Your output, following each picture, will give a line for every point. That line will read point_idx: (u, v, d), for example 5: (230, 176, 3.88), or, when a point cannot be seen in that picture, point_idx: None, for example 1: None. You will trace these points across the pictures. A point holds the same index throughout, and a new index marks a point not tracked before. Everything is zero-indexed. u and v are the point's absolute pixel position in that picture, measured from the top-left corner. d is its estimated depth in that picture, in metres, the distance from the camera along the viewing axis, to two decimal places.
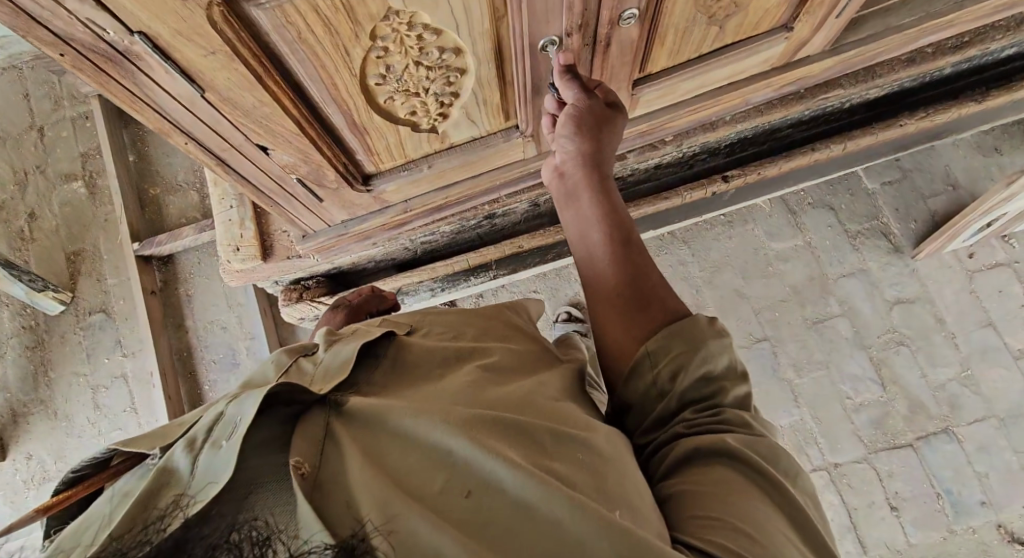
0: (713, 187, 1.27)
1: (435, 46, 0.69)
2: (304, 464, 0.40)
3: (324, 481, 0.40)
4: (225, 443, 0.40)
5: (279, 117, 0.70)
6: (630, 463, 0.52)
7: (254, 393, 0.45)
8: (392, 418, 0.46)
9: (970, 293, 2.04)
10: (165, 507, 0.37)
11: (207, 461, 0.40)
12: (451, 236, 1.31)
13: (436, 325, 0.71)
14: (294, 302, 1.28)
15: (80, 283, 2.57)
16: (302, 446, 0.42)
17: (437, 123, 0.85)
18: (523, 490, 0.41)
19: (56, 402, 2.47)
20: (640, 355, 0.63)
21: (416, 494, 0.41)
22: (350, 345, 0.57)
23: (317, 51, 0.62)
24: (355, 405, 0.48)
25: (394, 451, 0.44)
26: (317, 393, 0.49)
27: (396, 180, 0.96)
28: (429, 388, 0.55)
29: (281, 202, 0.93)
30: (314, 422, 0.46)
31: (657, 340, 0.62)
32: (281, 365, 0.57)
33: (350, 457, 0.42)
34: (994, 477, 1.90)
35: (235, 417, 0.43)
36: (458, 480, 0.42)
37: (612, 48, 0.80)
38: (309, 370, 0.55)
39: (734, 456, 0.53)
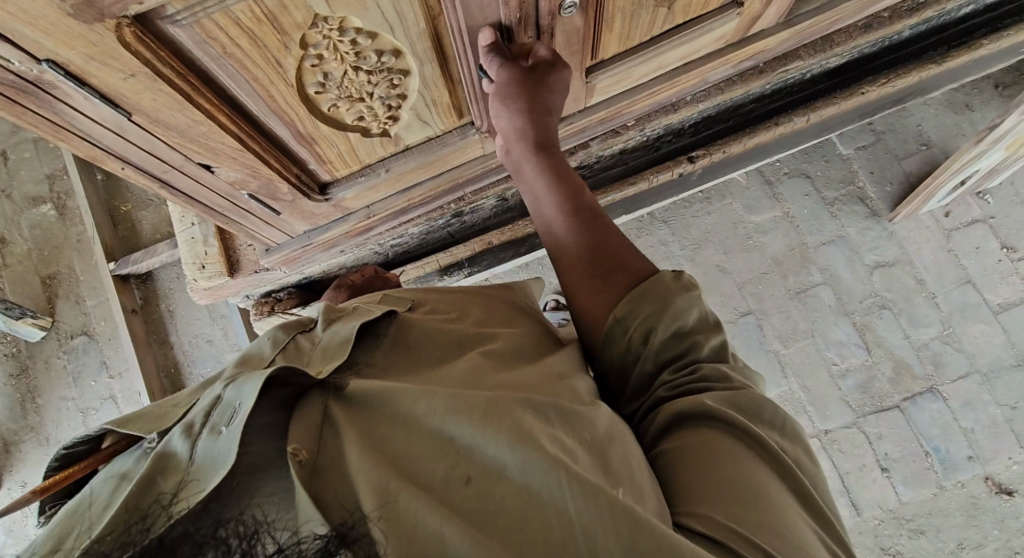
0: (681, 168, 1.26)
1: (373, 50, 0.67)
2: (302, 451, 0.40)
3: (323, 468, 0.40)
4: (224, 430, 0.39)
5: (217, 134, 0.68)
6: (626, 434, 0.53)
7: (254, 377, 0.42)
8: (396, 402, 0.47)
9: (949, 252, 2.06)
10: (161, 495, 0.36)
11: (206, 447, 0.38)
12: (421, 237, 1.30)
13: (439, 304, 0.70)
14: (266, 315, 1.26)
15: (58, 306, 2.53)
16: (300, 432, 0.41)
17: (387, 125, 0.83)
18: (526, 476, 0.42)
19: (46, 428, 2.45)
20: (611, 322, 0.64)
21: (417, 480, 0.41)
22: (350, 324, 0.57)
23: (247, 64, 0.60)
24: (354, 386, 0.48)
25: (397, 436, 0.44)
26: (315, 376, 0.48)
27: (354, 187, 0.95)
28: (433, 373, 0.55)
29: (236, 219, 0.92)
30: (310, 409, 0.45)
31: (624, 305, 0.64)
32: (277, 342, 0.56)
33: (351, 443, 0.42)
34: (980, 431, 1.93)
35: (233, 402, 0.41)
36: (460, 466, 0.42)
37: (559, 38, 0.78)
38: (307, 350, 0.54)
39: (717, 414, 0.53)
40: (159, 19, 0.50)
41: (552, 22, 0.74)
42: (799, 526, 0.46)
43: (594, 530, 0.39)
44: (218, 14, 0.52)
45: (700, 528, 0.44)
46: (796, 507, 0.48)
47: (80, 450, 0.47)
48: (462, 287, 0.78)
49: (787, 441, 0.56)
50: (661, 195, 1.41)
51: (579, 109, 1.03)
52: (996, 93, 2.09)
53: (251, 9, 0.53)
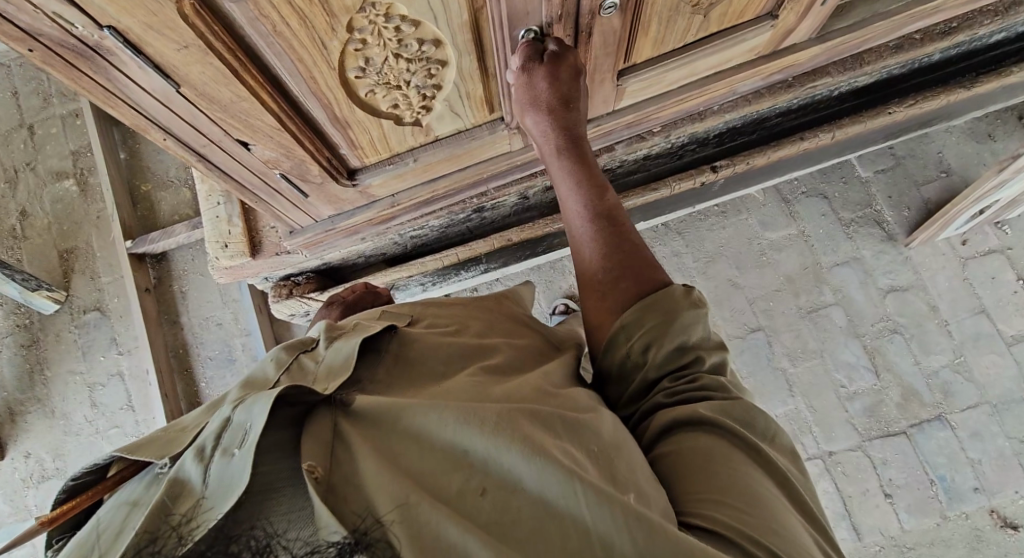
0: (702, 178, 1.26)
1: (414, 38, 0.68)
2: (317, 468, 0.41)
3: (337, 483, 0.42)
4: (236, 453, 0.41)
5: (257, 112, 0.69)
6: (631, 442, 0.53)
7: (264, 398, 0.44)
8: (406, 418, 0.47)
9: (963, 281, 2.05)
10: (175, 521, 0.38)
11: (218, 471, 0.41)
12: (440, 230, 1.30)
13: (439, 319, 0.71)
14: (285, 298, 1.27)
15: (73, 281, 2.56)
16: (312, 449, 0.43)
17: (420, 115, 0.85)
18: (540, 485, 0.42)
19: (53, 401, 2.47)
20: (617, 328, 0.64)
21: (433, 492, 0.42)
22: (351, 341, 0.57)
23: (291, 44, 0.61)
24: (362, 404, 0.48)
25: (409, 448, 0.45)
26: (322, 392, 0.49)
27: (382, 173, 0.96)
28: (440, 390, 0.55)
29: (264, 198, 0.93)
30: (321, 425, 0.46)
31: (631, 313, 0.63)
32: (281, 363, 0.57)
33: (365, 455, 0.44)
34: (987, 463, 1.91)
35: (243, 425, 0.43)
36: (474, 477, 0.43)
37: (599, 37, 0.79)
38: (312, 369, 0.55)
39: (718, 423, 0.53)
40: None
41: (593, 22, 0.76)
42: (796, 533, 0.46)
43: (610, 534, 0.40)
44: None
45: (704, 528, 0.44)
46: (792, 510, 0.49)
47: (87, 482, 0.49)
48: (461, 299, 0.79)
49: (778, 452, 0.56)
50: (678, 204, 1.42)
51: (605, 112, 1.04)
52: (1020, 124, 2.08)
53: None
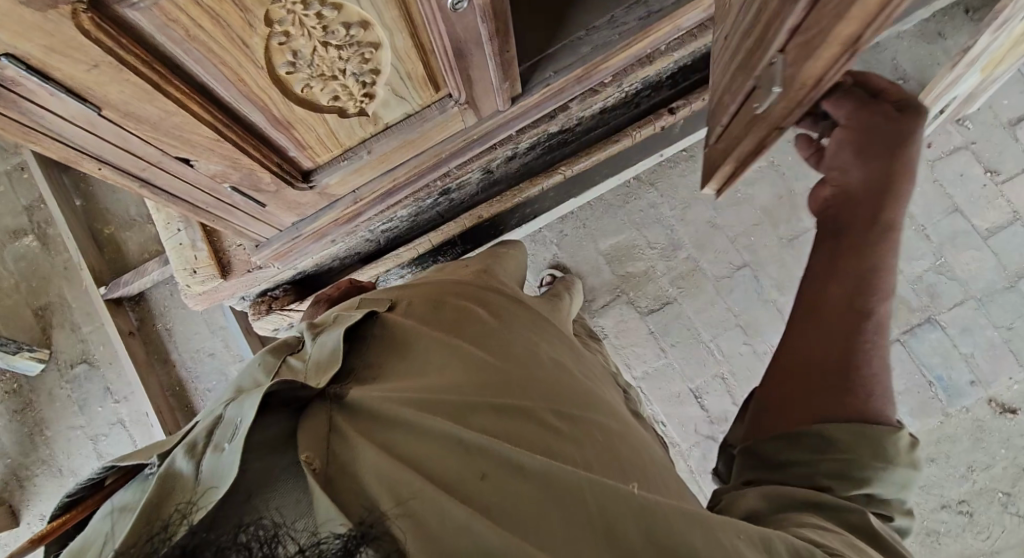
0: (662, 121, 1.23)
1: (339, 23, 0.67)
2: (314, 460, 0.44)
3: (334, 476, 0.44)
4: (227, 447, 0.42)
5: (191, 125, 0.67)
6: (615, 434, 0.64)
7: (251, 398, 0.46)
8: (394, 411, 0.52)
9: (934, 182, 2.07)
10: (173, 514, 0.39)
11: (209, 466, 0.42)
12: (411, 222, 1.27)
13: (414, 298, 0.80)
14: (265, 314, 1.22)
15: (54, 337, 2.51)
16: (309, 441, 0.46)
17: (364, 104, 0.83)
18: (533, 466, 0.49)
19: (58, 459, 2.44)
20: (816, 429, 0.58)
21: (424, 474, 0.46)
22: (334, 334, 0.62)
23: (211, 47, 0.59)
24: (355, 400, 0.52)
25: (396, 435, 0.50)
26: (315, 387, 0.52)
27: (338, 170, 0.94)
28: (424, 380, 0.60)
29: (223, 216, 0.90)
30: (316, 419, 0.49)
31: (847, 431, 0.57)
32: (267, 364, 0.58)
33: (360, 445, 0.47)
34: (980, 356, 1.96)
35: (233, 421, 0.45)
36: (466, 461, 0.48)
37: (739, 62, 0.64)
38: (300, 366, 0.58)
39: (836, 501, 0.54)
40: (117, 2, 0.49)
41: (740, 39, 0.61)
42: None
43: (601, 506, 0.47)
44: None
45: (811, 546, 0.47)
46: None
47: (80, 494, 0.48)
48: (435, 279, 0.88)
49: None
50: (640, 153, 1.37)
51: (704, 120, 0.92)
52: (968, 18, 2.09)
53: None
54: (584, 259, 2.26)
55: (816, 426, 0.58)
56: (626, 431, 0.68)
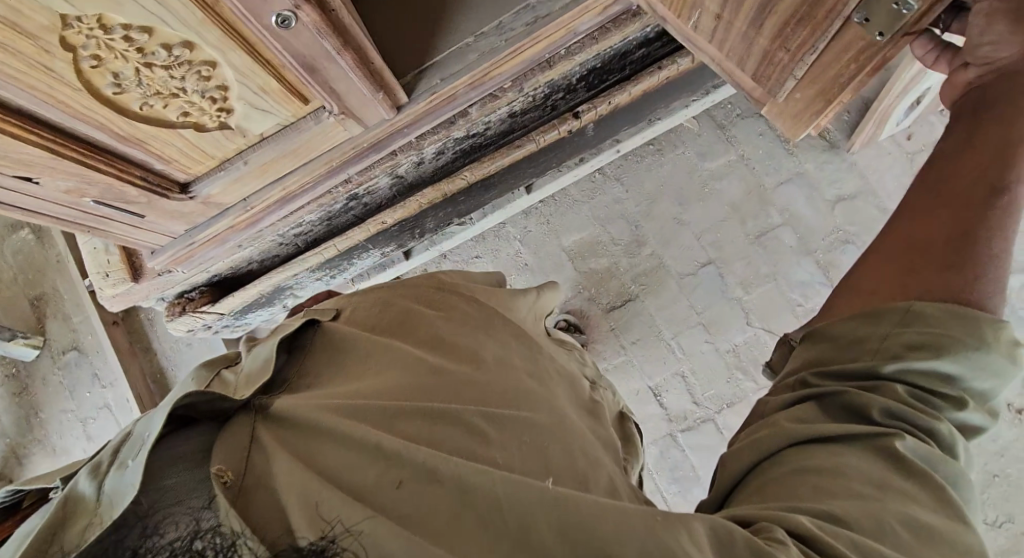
0: (567, 126, 1.20)
1: (157, 45, 0.67)
2: (227, 472, 0.46)
3: (249, 484, 0.46)
4: (130, 463, 0.45)
5: (18, 145, 0.69)
6: (570, 427, 0.64)
7: (159, 413, 0.50)
8: (321, 425, 0.53)
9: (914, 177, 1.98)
10: (79, 533, 0.42)
11: (114, 480, 0.44)
12: (326, 225, 1.28)
13: (359, 305, 0.82)
14: (179, 315, 1.26)
15: (48, 325, 2.64)
16: (223, 454, 0.48)
17: (224, 119, 0.85)
18: (462, 470, 0.48)
19: (51, 440, 2.58)
20: (898, 307, 0.56)
21: (353, 489, 0.46)
22: (265, 350, 0.64)
23: (12, 73, 0.61)
24: (279, 409, 0.55)
25: (325, 449, 0.50)
26: (238, 398, 0.54)
27: (216, 182, 0.96)
28: (361, 388, 0.62)
29: (101, 227, 0.93)
30: (238, 431, 0.51)
31: (931, 307, 0.55)
32: (197, 378, 0.61)
33: (281, 456, 0.49)
34: None
35: (140, 438, 0.49)
36: (391, 471, 0.48)
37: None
38: (231, 381, 0.60)
39: (879, 435, 0.52)
40: None
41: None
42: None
43: (529, 512, 0.46)
44: None
45: (802, 534, 0.44)
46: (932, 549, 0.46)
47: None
48: (389, 287, 0.88)
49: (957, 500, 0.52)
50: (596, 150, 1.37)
51: (741, 68, 0.94)
52: None
53: None
54: (547, 254, 2.25)
55: (902, 304, 0.56)
56: (559, 411, 0.67)
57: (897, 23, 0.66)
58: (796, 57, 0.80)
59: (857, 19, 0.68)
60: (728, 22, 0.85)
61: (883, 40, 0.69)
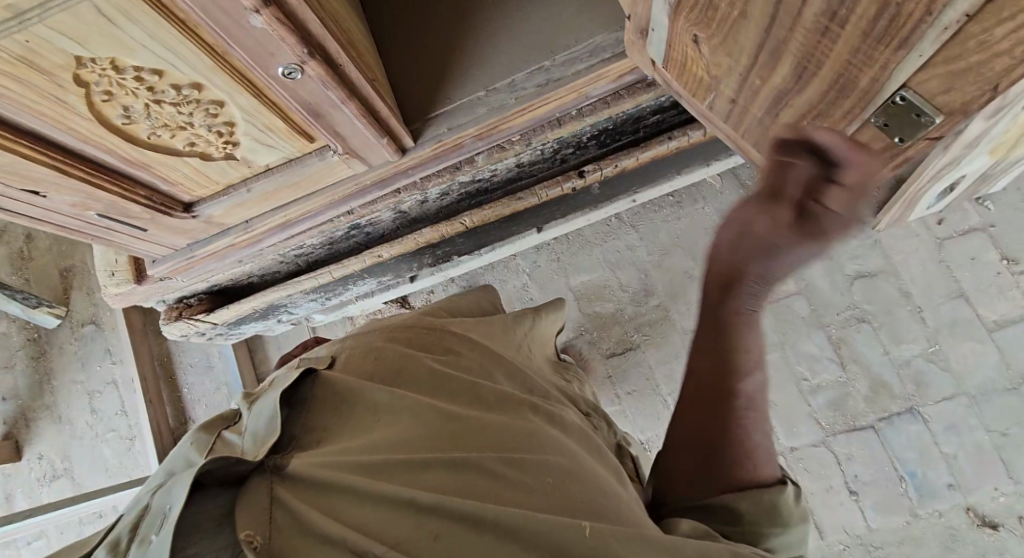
0: (570, 183, 1.23)
1: (168, 85, 0.71)
2: (255, 535, 0.44)
3: (278, 549, 0.44)
4: (154, 539, 0.44)
5: (26, 163, 0.72)
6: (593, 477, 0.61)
7: (179, 482, 0.48)
8: (339, 481, 0.51)
9: (940, 263, 1.89)
10: None
11: (138, 557, 0.44)
12: (327, 249, 1.31)
13: (353, 351, 0.74)
14: (175, 320, 1.30)
15: (72, 297, 2.76)
16: (244, 517, 0.46)
17: (229, 150, 0.88)
18: (497, 518, 0.49)
19: (59, 408, 2.68)
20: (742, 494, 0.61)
21: (386, 543, 0.45)
22: (266, 403, 0.60)
23: (25, 102, 0.64)
24: (297, 469, 0.52)
25: (349, 505, 0.49)
26: (253, 460, 0.52)
27: (219, 205, 1.00)
28: (369, 435, 0.59)
29: (104, 235, 0.97)
30: (256, 492, 0.49)
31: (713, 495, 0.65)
32: (202, 445, 0.58)
33: (313, 516, 0.47)
34: (963, 458, 1.78)
35: (161, 509, 0.46)
36: (421, 526, 0.47)
37: (848, 97, 0.65)
38: (235, 442, 0.57)
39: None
40: None
41: (845, 79, 0.62)
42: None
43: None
44: None
45: None
46: None
47: None
48: (387, 324, 0.82)
49: None
50: (611, 201, 1.36)
51: (757, 148, 0.91)
52: None
53: None
54: (554, 292, 2.24)
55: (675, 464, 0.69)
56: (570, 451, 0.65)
57: (916, 131, 0.65)
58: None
59: (875, 123, 0.66)
60: (744, 107, 0.83)
61: (902, 143, 0.69)
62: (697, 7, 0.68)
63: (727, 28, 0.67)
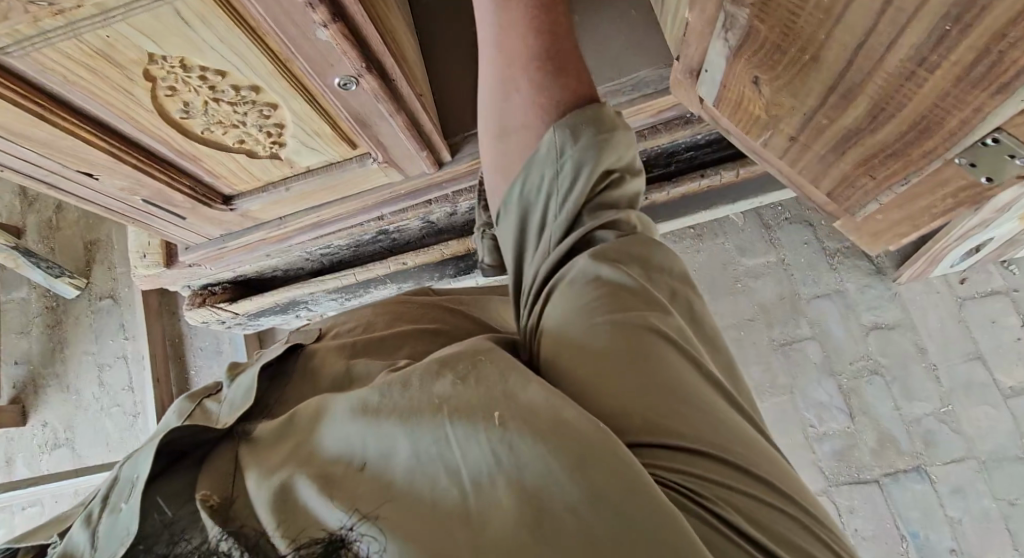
0: None
1: (229, 85, 0.73)
2: (212, 496, 0.45)
3: (235, 506, 0.44)
4: (123, 506, 0.47)
5: (86, 148, 0.75)
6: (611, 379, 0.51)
7: (144, 453, 0.51)
8: (296, 443, 0.48)
9: (959, 322, 1.88)
10: None
11: (110, 522, 0.47)
12: (353, 251, 1.33)
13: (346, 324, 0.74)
14: (198, 306, 1.33)
15: (93, 270, 2.81)
16: (211, 482, 0.47)
17: (274, 149, 0.90)
18: (439, 436, 0.40)
19: (68, 377, 2.72)
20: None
21: (334, 483, 0.41)
22: (246, 376, 0.63)
23: (95, 91, 0.67)
24: (259, 438, 0.51)
25: (303, 457, 0.46)
26: (222, 429, 0.55)
27: (257, 200, 1.03)
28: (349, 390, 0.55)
29: (144, 219, 0.99)
30: (221, 461, 0.50)
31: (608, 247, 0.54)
32: (182, 412, 0.65)
33: (262, 474, 0.45)
34: (968, 523, 1.76)
35: (129, 479, 0.50)
36: (363, 465, 0.42)
37: (933, 138, 0.63)
38: (213, 411, 0.61)
39: None
40: None
41: (930, 118, 0.60)
42: (787, 513, 0.39)
43: (537, 467, 0.37)
44: (48, 51, 0.58)
45: None
46: None
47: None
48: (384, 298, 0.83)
49: None
50: None
51: (817, 186, 0.89)
52: None
53: (79, 47, 0.60)
54: None
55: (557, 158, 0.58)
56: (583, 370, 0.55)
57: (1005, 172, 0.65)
58: (882, 185, 0.77)
59: (960, 162, 0.66)
60: (805, 145, 0.79)
61: (988, 182, 0.68)
62: (761, 47, 0.67)
63: (795, 69, 0.66)
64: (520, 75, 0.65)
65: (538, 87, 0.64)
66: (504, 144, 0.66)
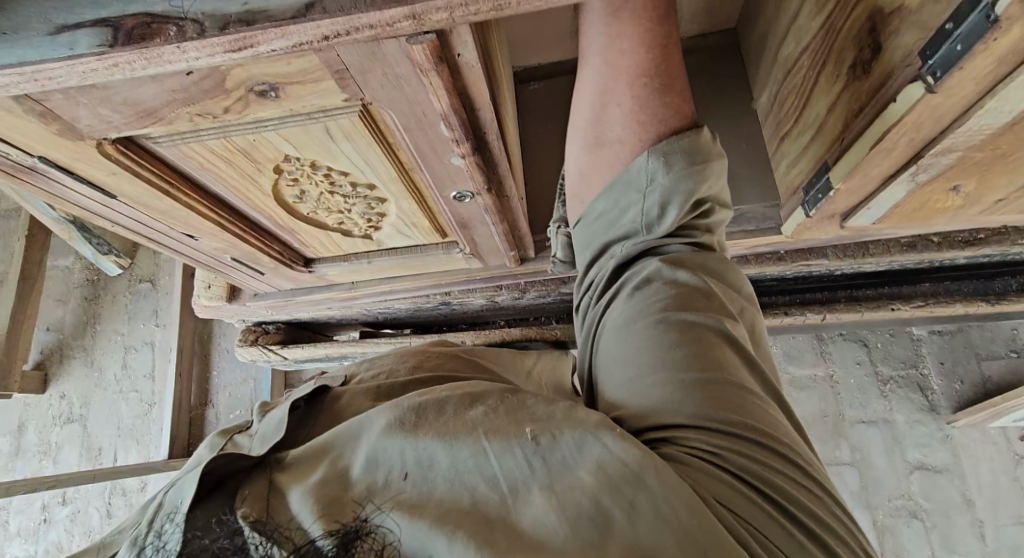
0: None
1: (348, 182, 0.73)
2: (251, 511, 0.42)
3: (273, 507, 0.42)
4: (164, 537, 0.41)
5: (196, 216, 0.75)
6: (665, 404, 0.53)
7: (187, 479, 0.45)
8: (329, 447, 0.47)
9: (1013, 480, 1.78)
10: None
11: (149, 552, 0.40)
12: (410, 313, 1.31)
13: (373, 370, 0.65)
14: (249, 343, 1.32)
15: (138, 252, 2.85)
16: (251, 502, 0.43)
17: (369, 232, 0.90)
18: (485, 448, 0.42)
19: (95, 353, 2.75)
20: None
21: (377, 485, 0.42)
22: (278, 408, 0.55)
23: (222, 175, 0.67)
24: (294, 455, 0.47)
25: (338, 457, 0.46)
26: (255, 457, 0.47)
27: (335, 266, 1.01)
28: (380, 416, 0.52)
29: (224, 270, 0.99)
30: (257, 486, 0.45)
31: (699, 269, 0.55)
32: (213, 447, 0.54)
33: (300, 481, 0.44)
34: None
35: (171, 505, 0.44)
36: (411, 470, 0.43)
37: None
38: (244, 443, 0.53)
39: None
40: (143, 139, 0.57)
41: None
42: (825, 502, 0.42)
43: (595, 467, 0.40)
44: (194, 144, 0.59)
45: None
46: None
47: None
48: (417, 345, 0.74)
49: None
50: None
51: None
52: None
53: (224, 144, 0.60)
54: None
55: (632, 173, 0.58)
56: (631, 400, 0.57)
57: None
58: None
59: None
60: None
61: None
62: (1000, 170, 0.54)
63: None
64: (622, 87, 0.57)
65: (641, 100, 0.57)
66: (593, 156, 0.62)
